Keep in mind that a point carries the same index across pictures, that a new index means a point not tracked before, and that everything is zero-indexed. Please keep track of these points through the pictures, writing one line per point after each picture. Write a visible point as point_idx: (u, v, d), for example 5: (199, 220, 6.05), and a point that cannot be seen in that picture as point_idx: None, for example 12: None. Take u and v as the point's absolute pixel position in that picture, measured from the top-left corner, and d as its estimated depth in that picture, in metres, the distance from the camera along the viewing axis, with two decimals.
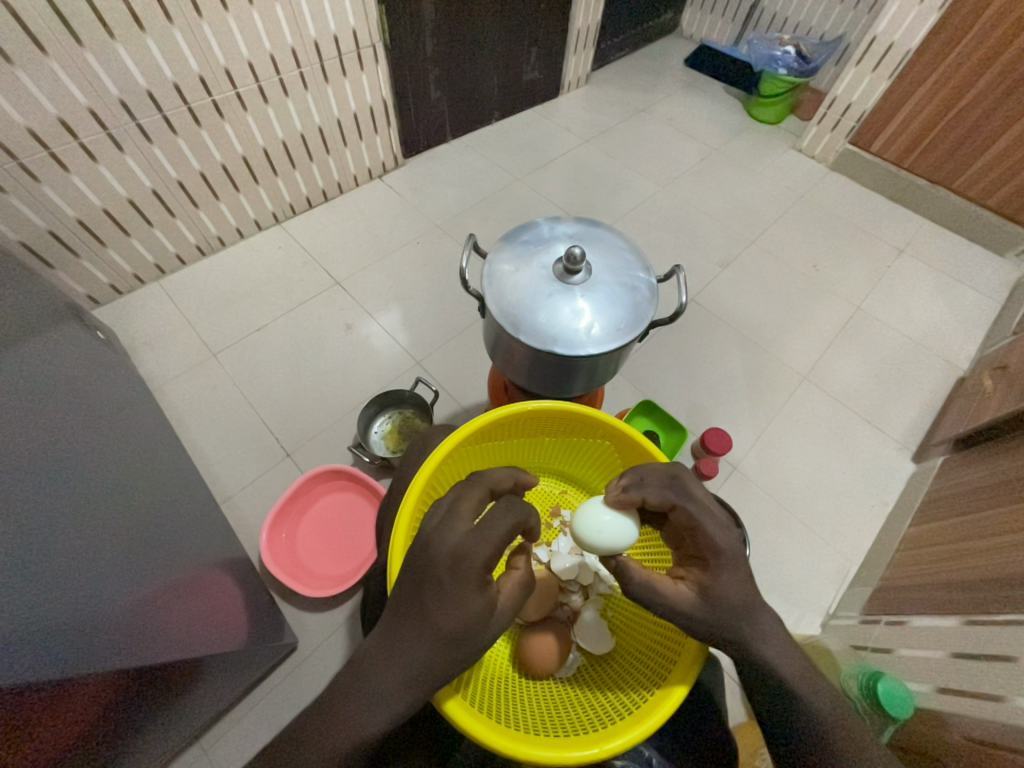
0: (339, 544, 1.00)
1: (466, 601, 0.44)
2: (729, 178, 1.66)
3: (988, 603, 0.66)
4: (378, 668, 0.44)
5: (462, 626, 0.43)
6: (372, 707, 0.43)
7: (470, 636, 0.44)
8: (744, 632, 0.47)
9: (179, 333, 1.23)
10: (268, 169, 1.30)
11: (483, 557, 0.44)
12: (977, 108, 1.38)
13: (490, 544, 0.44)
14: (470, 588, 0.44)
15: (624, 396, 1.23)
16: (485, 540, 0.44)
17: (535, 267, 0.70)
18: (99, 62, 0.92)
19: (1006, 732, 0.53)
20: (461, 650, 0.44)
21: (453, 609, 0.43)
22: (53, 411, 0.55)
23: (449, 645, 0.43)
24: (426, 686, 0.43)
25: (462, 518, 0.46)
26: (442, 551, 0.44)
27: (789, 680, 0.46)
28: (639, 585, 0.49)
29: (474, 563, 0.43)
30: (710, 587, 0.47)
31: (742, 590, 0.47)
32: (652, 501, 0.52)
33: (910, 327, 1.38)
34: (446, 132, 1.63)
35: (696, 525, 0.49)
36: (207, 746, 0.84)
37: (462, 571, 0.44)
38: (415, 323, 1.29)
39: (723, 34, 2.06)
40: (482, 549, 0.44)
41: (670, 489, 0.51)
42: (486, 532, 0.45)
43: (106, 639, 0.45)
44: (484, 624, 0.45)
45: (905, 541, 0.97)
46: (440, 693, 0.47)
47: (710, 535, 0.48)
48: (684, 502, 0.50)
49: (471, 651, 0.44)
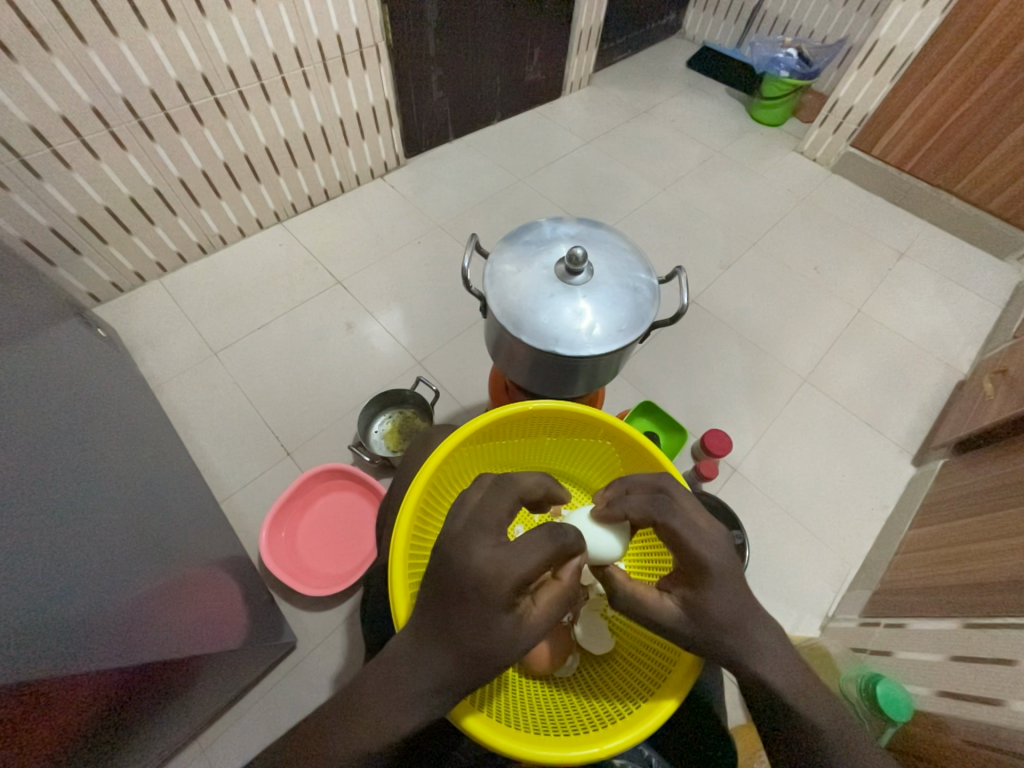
0: (339, 544, 1.00)
1: (495, 620, 0.43)
2: (730, 180, 1.66)
3: (989, 607, 0.66)
4: (404, 675, 0.44)
5: (485, 645, 0.43)
6: (401, 711, 0.44)
7: (494, 654, 0.43)
8: (744, 635, 0.47)
9: (180, 331, 1.23)
10: (270, 167, 1.30)
11: (509, 578, 0.42)
12: (979, 112, 1.38)
13: (517, 563, 0.42)
14: (498, 608, 0.43)
15: (625, 397, 1.23)
16: (514, 558, 0.43)
17: (537, 267, 0.70)
18: (101, 59, 0.92)
19: (1004, 736, 0.53)
20: (486, 665, 0.43)
21: (480, 626, 0.43)
22: (55, 409, 0.55)
23: (474, 660, 0.43)
24: (451, 694, 0.44)
25: (489, 531, 0.45)
26: (468, 567, 0.43)
27: (789, 684, 0.46)
28: (624, 598, 0.49)
29: (499, 581, 0.42)
30: (697, 603, 0.47)
31: (737, 600, 0.47)
32: (636, 516, 0.51)
33: (911, 330, 1.38)
34: (448, 132, 1.63)
35: (680, 542, 0.47)
36: (205, 745, 0.84)
37: (488, 590, 0.42)
38: (416, 322, 1.29)
39: (726, 36, 2.06)
40: (508, 570, 0.42)
41: (652, 505, 0.49)
42: (516, 552, 0.43)
43: (104, 638, 0.45)
44: (512, 643, 0.43)
45: (905, 544, 0.97)
46: (457, 709, 0.47)
47: (692, 553, 0.47)
48: (667, 521, 0.48)
49: (496, 668, 0.44)
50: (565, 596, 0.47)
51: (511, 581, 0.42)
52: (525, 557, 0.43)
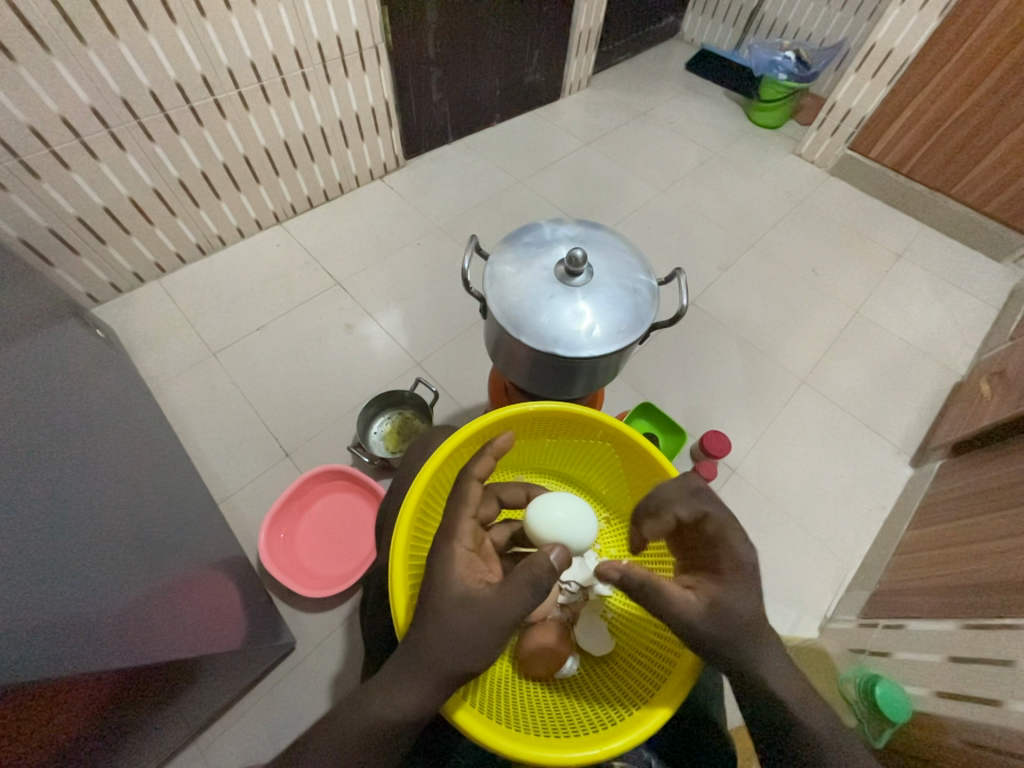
0: (337, 545, 1.00)
1: (441, 574, 0.46)
2: (729, 182, 1.67)
3: (987, 607, 0.66)
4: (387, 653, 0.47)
5: (434, 602, 0.45)
6: (378, 688, 0.45)
7: (442, 611, 0.45)
8: (740, 642, 0.47)
9: (179, 331, 1.23)
10: (269, 168, 1.30)
11: (453, 535, 0.48)
12: (977, 114, 1.39)
13: (458, 519, 0.49)
14: (444, 560, 0.47)
15: (624, 398, 1.23)
16: (452, 512, 0.50)
17: (537, 268, 0.70)
18: (102, 60, 0.92)
19: (1000, 736, 0.53)
20: (435, 628, 0.44)
21: (430, 583, 0.46)
22: (51, 410, 0.55)
23: (424, 619, 0.45)
24: (414, 668, 0.44)
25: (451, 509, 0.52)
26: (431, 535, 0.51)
27: (782, 694, 0.46)
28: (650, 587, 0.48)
29: (443, 533, 0.49)
30: (724, 600, 0.47)
31: (753, 609, 0.47)
32: (684, 516, 0.52)
33: (908, 331, 1.38)
34: (448, 133, 1.63)
35: (723, 537, 0.50)
36: (203, 747, 0.84)
37: (436, 545, 0.48)
38: (414, 322, 1.29)
39: (724, 39, 2.06)
40: (453, 526, 0.49)
41: (669, 487, 0.53)
42: (458, 514, 0.50)
43: (105, 640, 0.45)
44: (457, 600, 0.45)
45: (902, 545, 0.97)
46: (449, 704, 0.47)
47: (725, 541, 0.49)
48: (702, 512, 0.51)
49: (445, 633, 0.44)
50: (523, 585, 0.45)
51: (451, 530, 0.49)
52: (460, 507, 0.50)
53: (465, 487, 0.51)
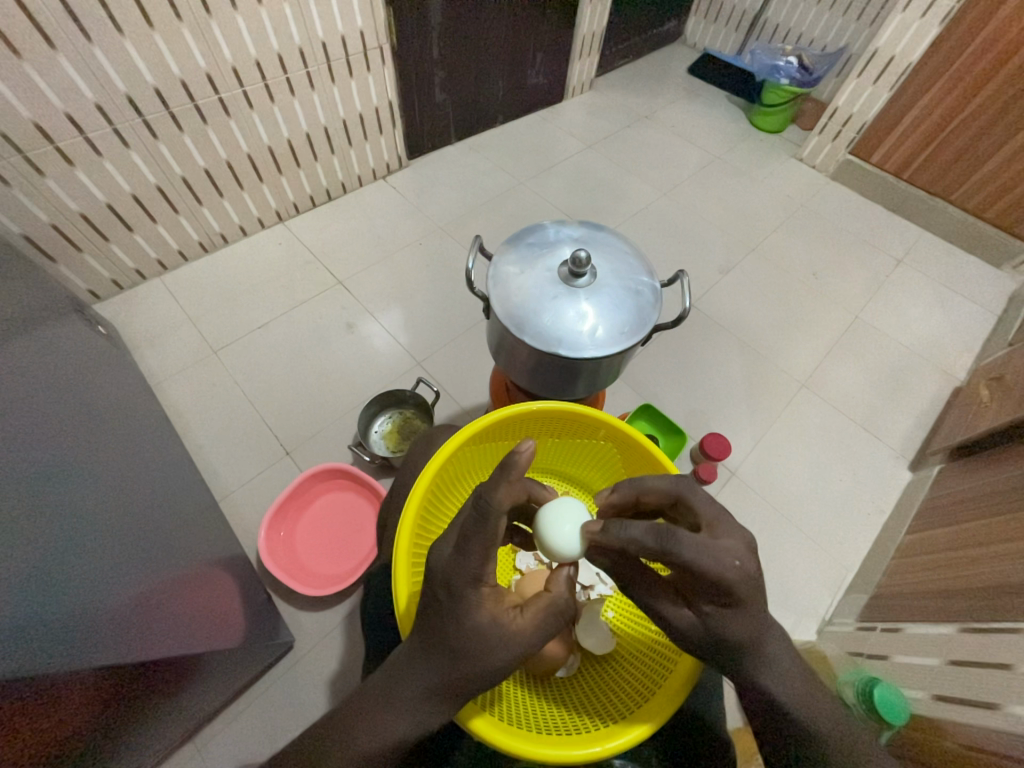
0: (337, 544, 1.00)
1: (471, 618, 0.43)
2: (730, 186, 1.67)
3: (986, 611, 0.66)
4: (401, 678, 0.44)
5: (465, 643, 0.43)
6: (397, 713, 0.43)
7: (475, 652, 0.43)
8: (749, 660, 0.45)
9: (180, 329, 1.23)
10: (272, 167, 1.30)
11: (480, 578, 0.43)
12: (975, 122, 1.40)
13: (475, 562, 0.42)
14: (473, 599, 0.43)
15: (624, 400, 1.23)
16: (481, 554, 0.42)
17: (540, 269, 0.70)
18: (108, 57, 0.92)
19: (997, 739, 0.53)
20: (470, 666, 0.43)
21: (458, 623, 0.43)
22: (53, 407, 0.55)
23: (457, 659, 0.43)
24: (445, 694, 0.43)
25: (471, 551, 0.43)
26: (436, 563, 0.45)
27: (787, 709, 0.45)
28: None
29: (469, 573, 0.43)
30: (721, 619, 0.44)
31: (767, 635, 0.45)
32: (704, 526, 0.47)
33: (908, 337, 1.39)
34: (451, 135, 1.64)
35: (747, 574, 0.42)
36: (200, 745, 0.84)
37: (455, 586, 0.43)
38: (415, 322, 1.29)
39: (726, 43, 2.07)
40: (473, 569, 0.43)
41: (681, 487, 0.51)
42: (478, 554, 0.42)
43: (105, 637, 0.45)
44: (492, 641, 0.43)
45: (901, 548, 0.98)
46: (464, 710, 0.47)
47: (712, 581, 0.42)
48: (674, 549, 0.42)
49: (481, 666, 0.43)
50: (556, 611, 0.47)
51: (480, 569, 0.43)
52: (484, 547, 0.42)
53: (495, 526, 0.42)
